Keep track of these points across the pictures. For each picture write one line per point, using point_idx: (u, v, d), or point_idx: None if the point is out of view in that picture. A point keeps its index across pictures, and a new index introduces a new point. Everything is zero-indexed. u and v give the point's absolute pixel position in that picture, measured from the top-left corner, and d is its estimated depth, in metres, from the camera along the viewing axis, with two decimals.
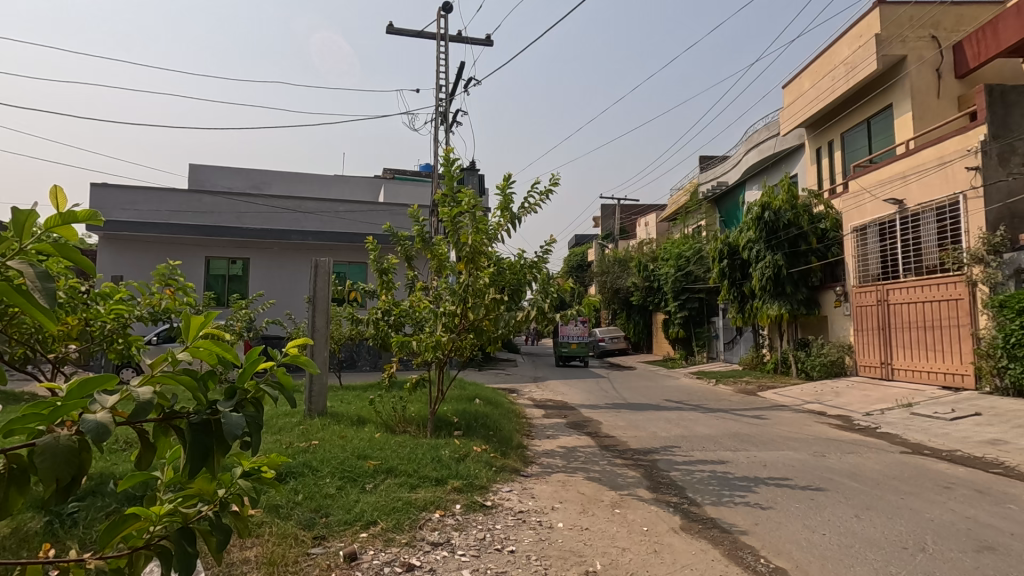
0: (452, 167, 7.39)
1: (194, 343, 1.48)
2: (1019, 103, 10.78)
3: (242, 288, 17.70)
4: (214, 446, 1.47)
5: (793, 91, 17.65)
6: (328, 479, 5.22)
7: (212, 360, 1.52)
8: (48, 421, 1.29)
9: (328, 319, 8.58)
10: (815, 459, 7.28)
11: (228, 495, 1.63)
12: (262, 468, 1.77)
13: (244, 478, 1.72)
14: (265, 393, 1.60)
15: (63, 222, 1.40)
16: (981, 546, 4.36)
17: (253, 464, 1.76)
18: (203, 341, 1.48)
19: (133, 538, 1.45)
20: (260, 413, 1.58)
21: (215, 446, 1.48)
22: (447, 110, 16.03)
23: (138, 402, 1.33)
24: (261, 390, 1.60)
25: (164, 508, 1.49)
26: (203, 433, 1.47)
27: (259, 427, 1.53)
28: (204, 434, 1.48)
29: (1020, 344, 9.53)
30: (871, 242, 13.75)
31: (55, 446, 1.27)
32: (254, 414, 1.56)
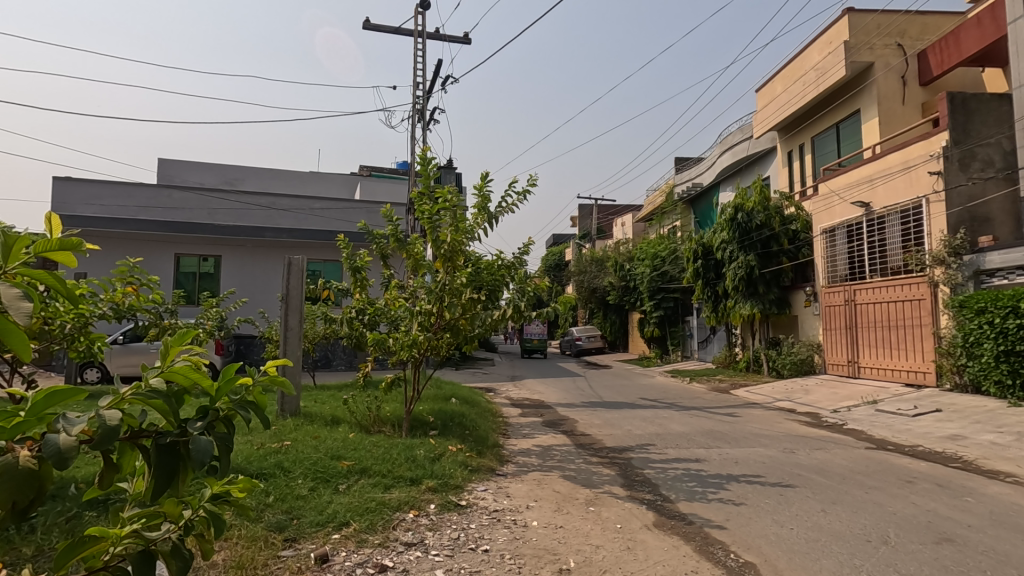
0: (428, 166, 7.38)
1: (169, 365, 1.46)
2: (979, 110, 11.18)
3: (213, 286, 17.31)
4: (180, 469, 1.44)
5: (766, 94, 18.00)
6: (301, 480, 5.14)
7: (187, 383, 1.49)
8: (7, 439, 1.25)
9: (302, 317, 8.44)
10: (784, 455, 7.45)
11: (195, 518, 1.57)
12: (232, 492, 1.70)
13: (212, 501, 1.65)
14: (238, 413, 1.58)
15: (55, 247, 1.45)
16: (941, 538, 4.52)
17: (223, 488, 1.68)
18: (181, 365, 1.46)
19: (93, 558, 1.42)
20: (230, 433, 1.56)
21: (181, 468, 1.44)
22: (424, 107, 15.93)
23: (104, 425, 1.29)
24: (235, 409, 1.57)
25: (125, 529, 1.44)
26: (168, 455, 1.44)
27: (229, 450, 1.51)
28: (170, 457, 1.44)
29: (977, 343, 9.88)
30: (839, 244, 14.10)
31: (13, 468, 1.22)
32: (223, 434, 1.54)
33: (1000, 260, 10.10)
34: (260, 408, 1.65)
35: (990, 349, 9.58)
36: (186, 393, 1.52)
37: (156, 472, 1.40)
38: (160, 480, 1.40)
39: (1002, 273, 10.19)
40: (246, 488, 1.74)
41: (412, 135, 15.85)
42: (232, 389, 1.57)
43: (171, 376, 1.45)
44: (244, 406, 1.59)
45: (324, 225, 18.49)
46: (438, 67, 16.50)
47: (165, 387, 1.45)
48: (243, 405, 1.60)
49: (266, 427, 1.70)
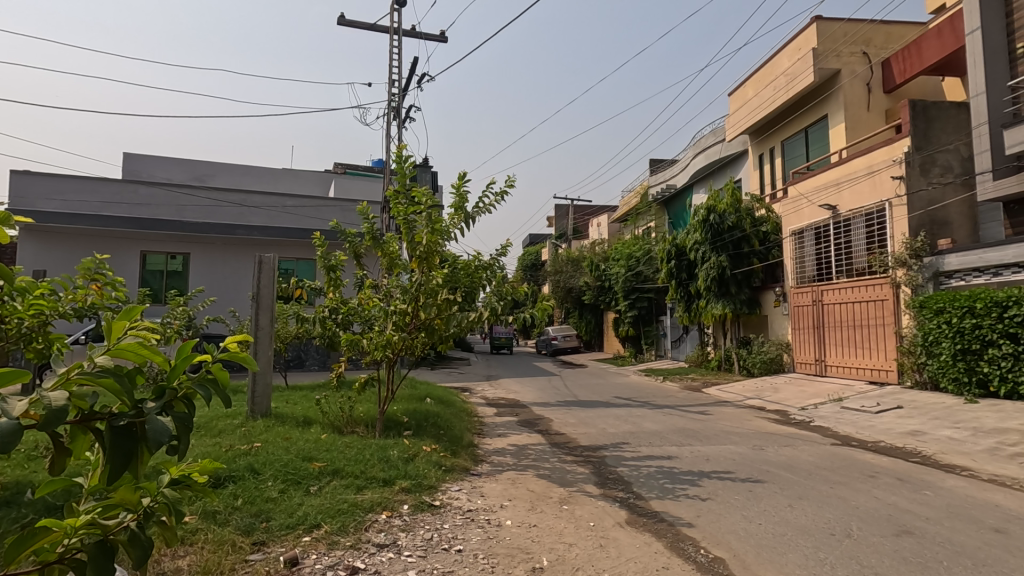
0: (404, 163, 7.32)
1: (116, 343, 1.43)
2: (939, 118, 11.61)
3: (181, 284, 16.87)
4: (137, 451, 1.41)
5: (738, 98, 18.37)
6: (270, 483, 5.05)
7: (139, 361, 1.48)
8: None
9: (273, 317, 8.28)
10: (753, 452, 7.61)
11: (153, 505, 1.53)
12: (192, 476, 1.69)
13: (172, 487, 1.65)
14: (198, 391, 1.56)
15: None
16: (901, 530, 4.68)
17: (183, 473, 1.68)
18: (128, 342, 1.43)
19: (45, 551, 1.36)
20: (191, 413, 1.55)
21: (139, 449, 1.41)
22: (400, 105, 15.78)
23: (49, 410, 1.28)
24: (193, 388, 1.56)
25: (81, 520, 1.39)
26: (124, 437, 1.41)
27: (188, 430, 1.50)
28: (126, 439, 1.41)
29: (936, 341, 10.25)
30: (808, 245, 14.47)
31: None
32: (183, 414, 1.52)
33: (958, 262, 10.49)
34: (221, 385, 1.64)
35: (947, 348, 9.96)
36: (140, 371, 1.49)
37: (112, 455, 1.37)
38: (116, 462, 1.37)
39: (959, 275, 10.58)
40: (206, 472, 1.73)
41: (388, 133, 15.69)
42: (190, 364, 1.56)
43: (119, 355, 1.42)
44: (203, 385, 1.59)
45: (297, 223, 18.20)
46: (415, 65, 16.35)
47: (113, 366, 1.42)
48: (202, 384, 1.59)
49: (227, 406, 1.69)
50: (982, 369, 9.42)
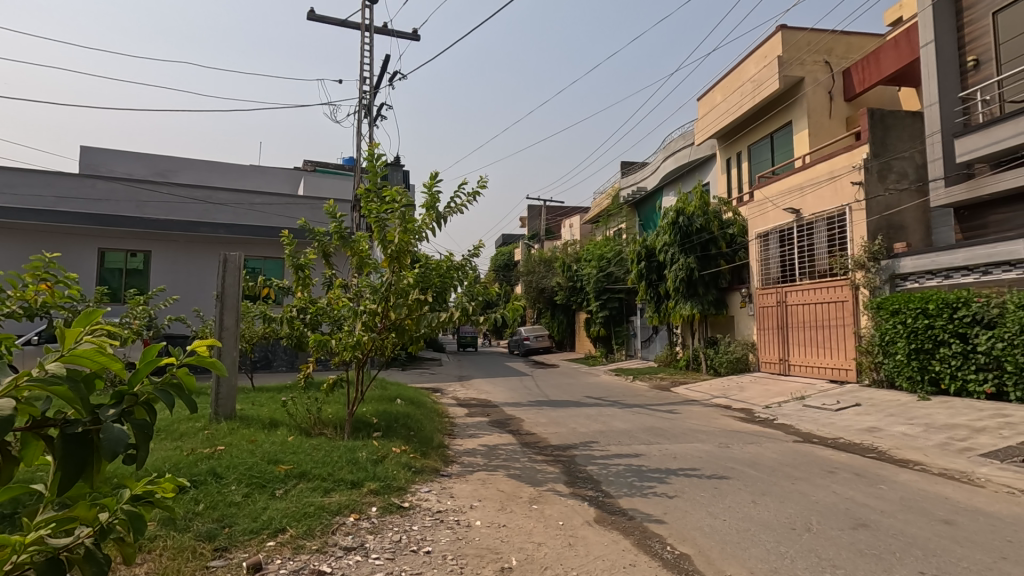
0: (376, 162, 7.26)
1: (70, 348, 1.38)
2: (896, 126, 12.08)
3: (142, 283, 16.32)
4: (92, 461, 1.37)
5: (706, 103, 18.74)
6: (234, 487, 4.94)
7: (96, 367, 1.43)
8: None
9: (238, 317, 8.08)
10: (719, 449, 7.78)
11: (112, 522, 1.49)
12: (155, 491, 1.65)
13: (133, 504, 1.59)
14: (158, 397, 1.53)
15: None
16: (857, 524, 4.85)
17: (145, 489, 1.63)
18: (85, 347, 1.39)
19: None
20: (151, 420, 1.50)
21: (93, 459, 1.37)
22: (371, 103, 15.57)
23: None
24: (154, 394, 1.52)
25: (31, 536, 1.34)
26: (78, 446, 1.37)
27: (147, 438, 1.44)
28: (80, 448, 1.37)
29: (892, 341, 10.66)
30: (772, 248, 14.87)
31: None
32: (143, 420, 1.48)
33: (913, 264, 10.92)
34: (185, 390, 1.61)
35: (902, 347, 10.36)
36: (97, 377, 1.45)
37: (64, 464, 1.33)
38: (68, 471, 1.33)
39: (914, 278, 11.02)
40: (170, 487, 1.68)
41: (359, 131, 15.46)
42: (152, 369, 1.53)
43: (72, 361, 1.38)
44: (165, 390, 1.55)
45: (265, 221, 17.80)
46: (386, 62, 16.15)
47: (65, 372, 1.38)
48: (164, 389, 1.56)
49: (192, 411, 1.66)
50: (934, 368, 9.83)
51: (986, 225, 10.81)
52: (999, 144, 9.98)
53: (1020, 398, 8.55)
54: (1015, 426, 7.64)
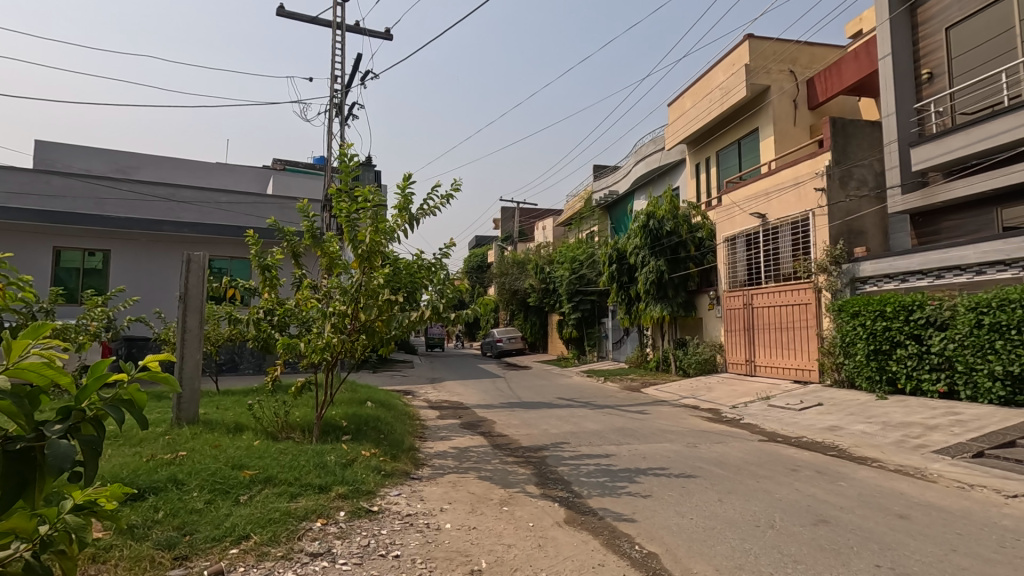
0: (349, 162, 7.19)
1: (17, 363, 1.35)
2: (856, 135, 12.52)
3: (100, 283, 15.73)
4: (35, 479, 1.36)
5: (676, 109, 19.05)
6: (196, 493, 4.80)
7: (43, 382, 1.40)
8: None
9: (202, 319, 7.87)
10: (687, 449, 7.91)
11: (53, 534, 1.53)
12: (98, 502, 1.66)
13: (74, 513, 1.61)
14: (108, 413, 1.52)
15: None
16: (818, 520, 5.00)
17: (87, 498, 1.64)
18: (32, 363, 1.36)
19: None
20: (99, 435, 1.51)
21: (36, 479, 1.36)
22: (342, 102, 15.35)
23: None
24: (104, 410, 1.52)
25: None
26: (22, 464, 1.35)
27: (94, 455, 1.44)
28: (24, 466, 1.36)
29: (852, 342, 11.03)
30: (739, 251, 15.21)
31: None
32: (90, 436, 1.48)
33: (872, 268, 11.31)
34: (136, 406, 1.60)
35: (862, 349, 10.72)
36: (43, 393, 1.42)
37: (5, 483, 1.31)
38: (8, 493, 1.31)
39: (873, 281, 11.42)
40: (114, 496, 1.70)
41: (330, 130, 15.22)
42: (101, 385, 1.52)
43: (18, 376, 1.35)
44: (115, 406, 1.54)
45: (231, 221, 17.36)
46: (358, 61, 15.96)
47: (12, 387, 1.35)
48: (114, 405, 1.56)
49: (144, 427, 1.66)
50: (891, 368, 10.20)
51: (940, 231, 11.27)
52: (950, 154, 10.46)
53: (970, 396, 8.93)
54: (965, 424, 7.98)
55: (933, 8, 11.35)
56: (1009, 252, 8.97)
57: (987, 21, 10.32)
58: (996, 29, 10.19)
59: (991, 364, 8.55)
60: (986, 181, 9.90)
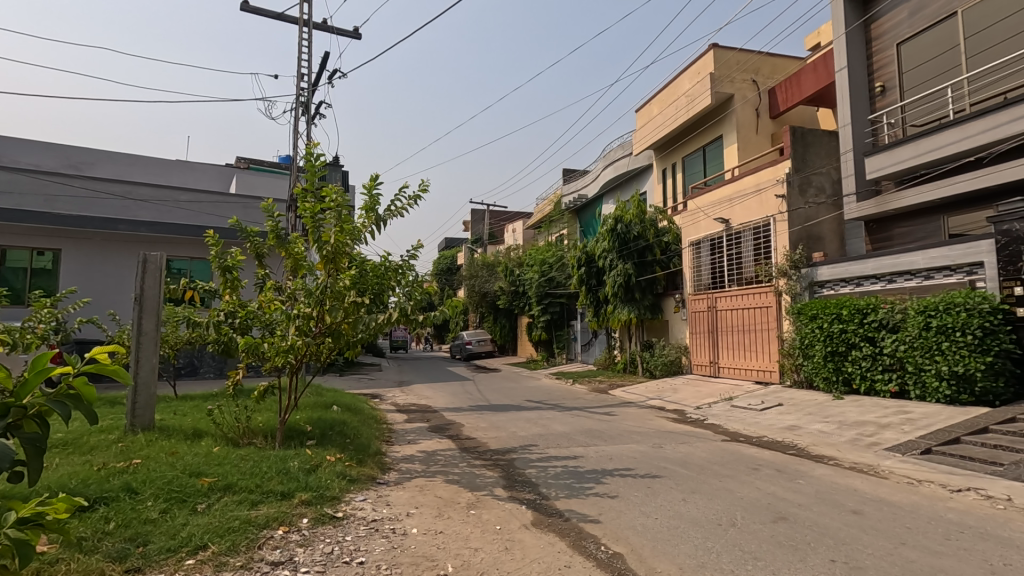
0: (315, 162, 7.06)
1: None
2: (814, 144, 12.97)
3: (49, 284, 15.03)
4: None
5: (644, 115, 19.37)
6: (150, 503, 4.63)
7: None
8: None
9: (159, 322, 7.61)
10: (653, 450, 8.05)
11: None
12: (46, 515, 1.70)
13: (20, 527, 1.64)
14: (51, 408, 1.76)
15: None
16: (778, 517, 5.14)
17: (34, 512, 1.68)
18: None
19: None
20: (42, 432, 1.75)
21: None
22: (309, 101, 15.07)
23: None
24: (47, 405, 1.76)
25: None
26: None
27: (37, 452, 1.68)
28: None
29: (810, 344, 11.40)
30: (704, 256, 15.57)
31: None
32: (34, 433, 1.72)
33: (829, 273, 11.73)
34: (82, 400, 1.84)
35: (820, 350, 11.09)
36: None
37: None
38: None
39: (830, 285, 11.84)
40: (64, 508, 1.72)
41: (296, 129, 14.90)
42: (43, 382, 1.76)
43: None
44: (57, 401, 1.78)
45: (191, 219, 16.81)
46: (326, 60, 15.70)
47: None
48: (58, 400, 1.78)
49: (94, 421, 1.88)
50: (847, 368, 10.57)
51: (893, 237, 11.76)
52: (901, 164, 10.91)
53: (919, 396, 9.32)
54: (915, 422, 8.33)
55: (886, 24, 11.86)
56: (954, 258, 9.42)
57: (935, 38, 10.84)
58: (943, 46, 10.70)
59: (938, 365, 8.91)
60: (935, 190, 10.36)
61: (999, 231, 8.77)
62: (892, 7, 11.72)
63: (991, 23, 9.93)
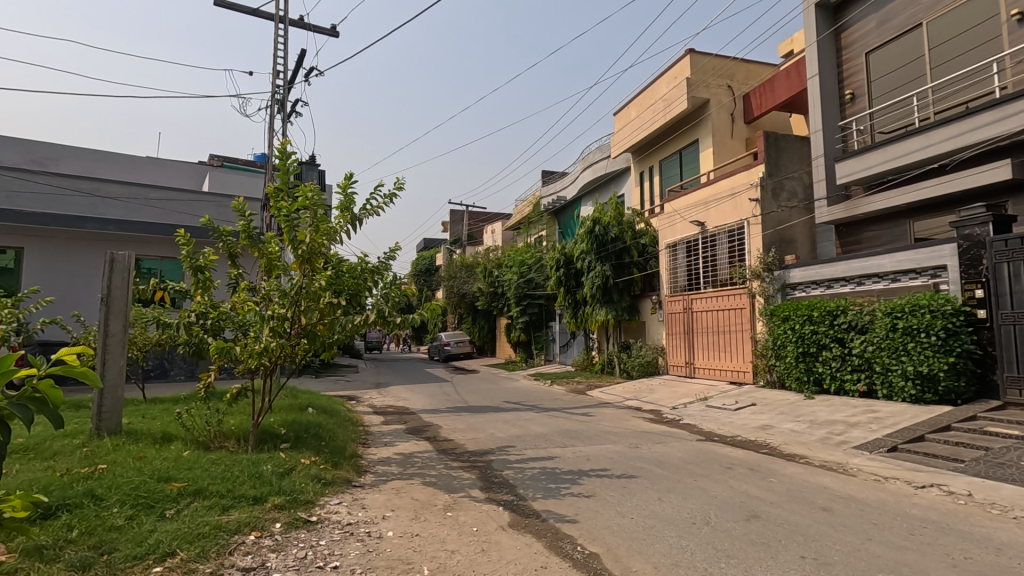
0: (288, 160, 6.93)
1: None
2: (787, 149, 13.26)
3: (11, 283, 14.51)
4: None
5: (622, 118, 19.56)
6: (116, 509, 4.50)
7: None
8: None
9: (127, 323, 7.40)
10: (629, 450, 8.13)
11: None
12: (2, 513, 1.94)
13: None
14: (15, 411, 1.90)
15: None
16: (750, 515, 5.23)
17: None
18: None
19: None
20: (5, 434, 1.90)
21: None
22: (285, 98, 14.83)
23: None
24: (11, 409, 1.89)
25: None
26: None
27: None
28: None
29: (783, 345, 11.64)
30: (680, 258, 15.78)
31: None
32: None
33: (801, 275, 11.99)
34: (48, 403, 1.97)
35: (791, 351, 11.33)
36: None
37: None
38: None
39: (802, 287, 12.11)
40: (18, 506, 1.98)
41: (272, 128, 14.66)
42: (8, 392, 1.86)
43: None
44: (21, 405, 1.91)
45: (162, 219, 16.61)
46: (302, 57, 15.49)
47: None
48: (22, 404, 1.91)
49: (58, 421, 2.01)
50: (818, 369, 10.82)
51: (862, 241, 12.09)
52: (870, 170, 11.20)
53: (886, 395, 9.58)
54: (882, 421, 8.57)
55: (855, 33, 12.19)
56: (919, 261, 9.72)
57: (901, 48, 11.19)
58: (909, 56, 11.04)
59: (904, 365, 9.17)
60: (902, 195, 10.65)
61: (961, 235, 9.09)
62: (860, 17, 12.06)
63: (954, 34, 10.28)
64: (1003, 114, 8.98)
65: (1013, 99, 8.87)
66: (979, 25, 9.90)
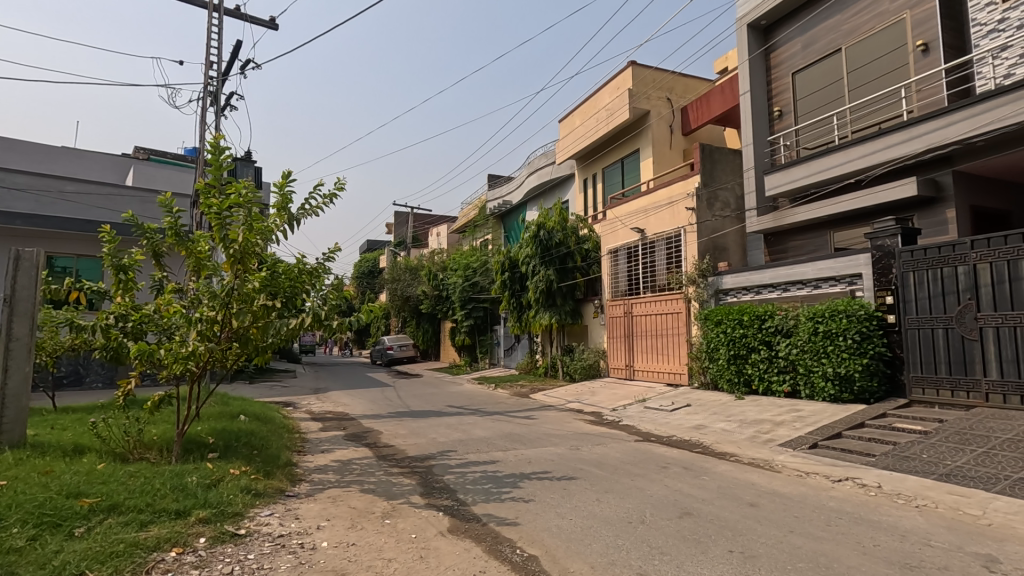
0: (220, 156, 6.60)
1: None
2: (721, 161, 13.89)
3: None
4: None
5: (567, 126, 19.90)
6: (16, 530, 4.12)
7: None
8: None
9: (34, 326, 6.81)
10: (571, 452, 8.26)
11: None
12: None
13: None
14: None
15: None
16: (683, 513, 5.41)
17: None
18: None
19: None
20: None
21: None
22: (219, 91, 14.16)
23: None
24: None
25: None
26: None
27: None
28: None
29: (716, 348, 12.17)
30: (621, 263, 16.21)
31: None
32: None
33: (733, 281, 12.57)
34: None
35: (724, 354, 11.84)
36: None
37: None
38: None
39: (733, 293, 12.69)
40: None
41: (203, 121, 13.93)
42: None
43: None
44: None
45: (78, 214, 15.45)
46: (238, 49, 14.84)
47: None
48: None
49: None
50: (748, 370, 11.39)
51: (788, 249, 12.82)
52: (795, 183, 11.88)
53: (808, 395, 10.19)
54: (804, 419, 9.11)
55: (783, 54, 12.93)
56: (838, 270, 10.41)
57: (824, 70, 11.97)
58: (831, 77, 11.83)
59: (824, 366, 9.77)
60: (823, 208, 11.36)
61: (875, 246, 9.78)
62: (789, 39, 12.81)
63: (869, 60, 11.10)
64: (912, 135, 9.75)
65: (918, 122, 9.66)
66: (890, 53, 10.73)
